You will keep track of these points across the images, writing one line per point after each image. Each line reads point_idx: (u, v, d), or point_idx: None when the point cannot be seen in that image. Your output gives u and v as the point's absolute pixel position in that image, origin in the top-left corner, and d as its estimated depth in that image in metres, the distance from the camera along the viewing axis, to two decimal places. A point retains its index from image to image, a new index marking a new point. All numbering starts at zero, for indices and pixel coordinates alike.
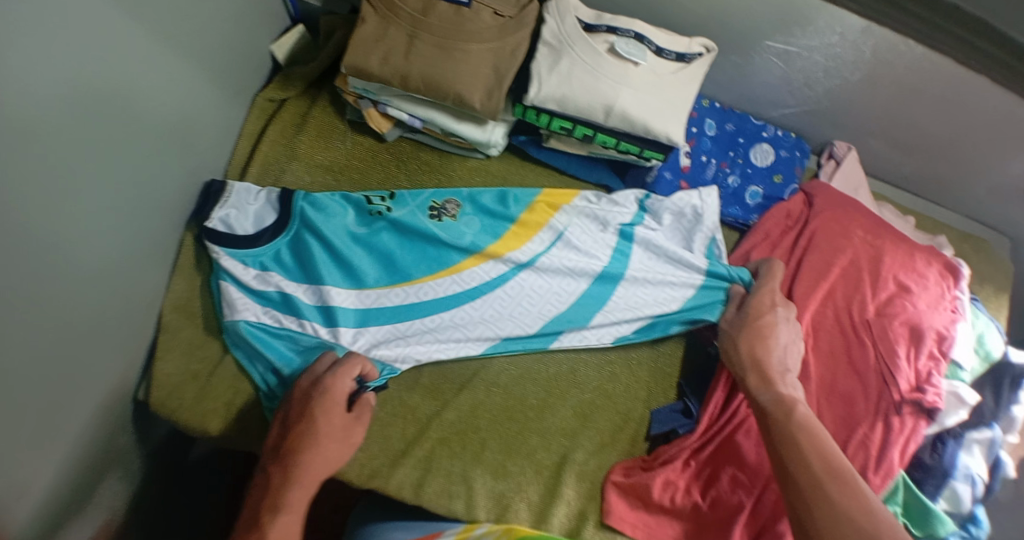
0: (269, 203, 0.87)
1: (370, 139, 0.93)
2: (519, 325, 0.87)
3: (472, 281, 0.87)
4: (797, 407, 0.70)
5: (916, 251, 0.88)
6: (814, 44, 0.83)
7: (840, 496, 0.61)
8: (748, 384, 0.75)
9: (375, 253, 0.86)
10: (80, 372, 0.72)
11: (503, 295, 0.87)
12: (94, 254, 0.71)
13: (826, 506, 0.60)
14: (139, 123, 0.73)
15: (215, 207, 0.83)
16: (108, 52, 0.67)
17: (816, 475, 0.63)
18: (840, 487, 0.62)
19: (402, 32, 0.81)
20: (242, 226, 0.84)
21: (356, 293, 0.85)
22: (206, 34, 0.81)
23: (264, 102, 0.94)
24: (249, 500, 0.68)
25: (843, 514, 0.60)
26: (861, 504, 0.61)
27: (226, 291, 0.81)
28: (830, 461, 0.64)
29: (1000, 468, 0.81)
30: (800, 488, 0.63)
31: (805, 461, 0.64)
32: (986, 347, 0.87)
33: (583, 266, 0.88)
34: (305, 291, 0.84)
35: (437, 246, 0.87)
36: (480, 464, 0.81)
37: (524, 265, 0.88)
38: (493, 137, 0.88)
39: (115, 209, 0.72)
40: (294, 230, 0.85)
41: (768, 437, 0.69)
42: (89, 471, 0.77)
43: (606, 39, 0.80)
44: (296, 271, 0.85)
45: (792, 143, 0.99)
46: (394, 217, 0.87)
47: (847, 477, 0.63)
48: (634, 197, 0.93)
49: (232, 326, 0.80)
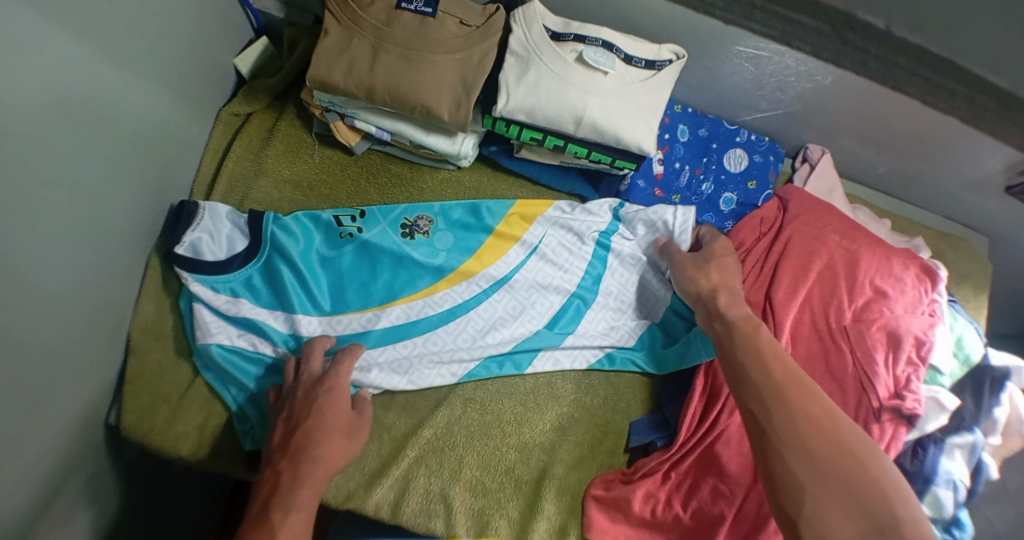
0: (238, 228, 0.85)
1: (339, 152, 0.92)
2: (495, 344, 0.85)
3: (445, 303, 0.86)
4: (761, 325, 0.73)
5: (892, 254, 0.87)
6: (781, 49, 0.80)
7: (798, 399, 0.64)
8: (718, 305, 0.78)
9: (346, 276, 0.85)
10: (42, 404, 0.69)
11: (477, 316, 0.86)
12: (51, 282, 0.68)
13: (785, 410, 0.63)
14: (91, 147, 0.70)
15: (186, 230, 0.80)
16: (49, 78, 0.63)
17: (775, 381, 0.66)
18: (798, 392, 0.65)
19: (365, 43, 0.80)
20: (212, 252, 0.82)
21: (328, 320, 0.83)
22: (164, 48, 0.78)
23: (229, 117, 0.92)
24: (254, 498, 0.66)
25: (799, 415, 0.63)
26: (819, 407, 0.64)
27: (199, 315, 0.80)
28: (787, 369, 0.67)
29: (982, 471, 0.81)
30: (762, 395, 0.65)
31: (765, 369, 0.68)
32: (966, 350, 0.86)
33: (557, 283, 0.89)
34: (277, 317, 0.82)
35: (409, 268, 0.86)
36: (459, 481, 0.79)
37: (497, 284, 0.88)
38: (463, 148, 0.86)
39: (69, 236, 0.69)
40: (265, 256, 0.83)
41: (731, 348, 0.72)
42: (57, 501, 0.74)
43: (574, 48, 0.78)
44: (267, 297, 0.83)
45: (766, 147, 0.99)
46: (366, 238, 0.86)
47: (804, 384, 0.66)
48: (608, 206, 0.93)
49: (204, 349, 0.79)
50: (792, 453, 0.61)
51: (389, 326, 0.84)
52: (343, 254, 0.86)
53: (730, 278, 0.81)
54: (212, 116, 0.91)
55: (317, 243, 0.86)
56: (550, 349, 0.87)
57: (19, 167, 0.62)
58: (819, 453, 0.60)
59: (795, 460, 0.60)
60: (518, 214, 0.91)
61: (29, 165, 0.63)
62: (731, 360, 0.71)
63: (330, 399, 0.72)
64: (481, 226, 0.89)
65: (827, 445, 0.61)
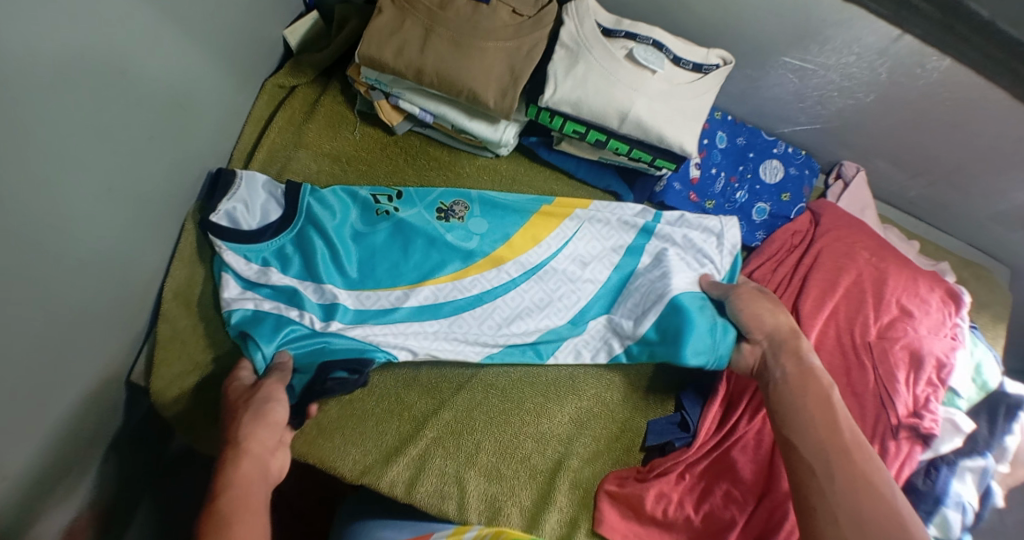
0: (273, 198, 0.85)
1: (380, 132, 0.93)
2: (518, 333, 0.85)
3: (473, 288, 0.86)
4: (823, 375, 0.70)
5: (919, 275, 0.89)
6: (831, 62, 0.83)
7: (864, 463, 0.61)
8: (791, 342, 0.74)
9: (378, 252, 0.85)
10: (73, 353, 0.69)
11: (504, 304, 0.87)
12: (92, 230, 0.68)
13: (850, 471, 0.60)
14: (145, 99, 0.71)
15: (221, 199, 0.80)
16: (118, 22, 0.65)
17: (844, 442, 0.63)
18: (862, 457, 0.62)
19: (418, 25, 0.81)
20: (247, 221, 0.82)
21: (356, 294, 0.83)
22: (220, 12, 0.79)
23: (274, 89, 0.93)
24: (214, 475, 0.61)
25: (863, 479, 0.60)
26: (879, 476, 0.60)
27: (225, 282, 0.79)
28: (853, 430, 0.64)
29: (989, 497, 0.82)
30: (828, 454, 0.62)
31: (834, 425, 0.64)
32: (983, 377, 0.87)
33: (584, 277, 0.90)
34: (307, 288, 0.81)
35: (442, 250, 0.87)
36: (474, 466, 0.79)
37: (527, 273, 0.88)
38: (505, 136, 0.87)
39: (114, 183, 0.70)
40: (299, 227, 0.84)
41: (798, 392, 0.68)
42: (73, 454, 0.73)
43: (625, 45, 0.80)
44: (297, 268, 0.82)
45: (802, 161, 1.00)
46: (401, 217, 0.87)
47: (866, 449, 0.63)
48: (639, 214, 0.93)
49: (225, 315, 0.78)
50: (849, 520, 0.57)
51: (417, 305, 0.84)
52: (378, 231, 0.86)
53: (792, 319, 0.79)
54: (257, 86, 0.92)
55: (353, 218, 0.86)
56: (573, 340, 0.87)
57: (81, 102, 0.63)
58: (875, 524, 0.56)
59: (848, 528, 0.57)
60: (554, 207, 0.91)
61: (90, 103, 0.64)
62: (786, 409, 0.67)
63: (267, 401, 0.68)
64: (515, 216, 0.90)
65: (887, 518, 0.57)
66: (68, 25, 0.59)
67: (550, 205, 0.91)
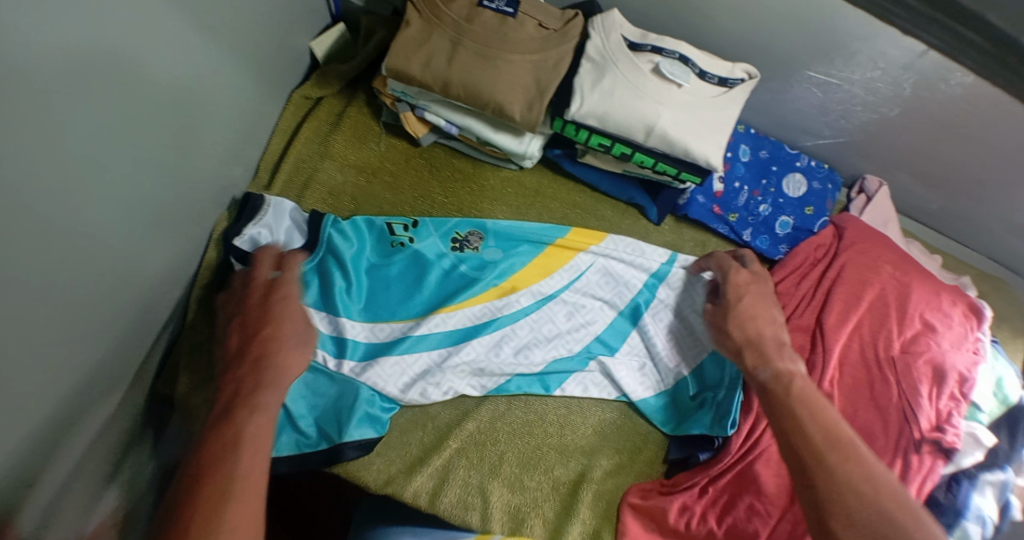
0: (296, 226, 0.85)
1: (405, 143, 0.94)
2: (525, 362, 0.85)
3: (484, 317, 0.85)
4: (794, 380, 0.68)
5: (942, 290, 0.88)
6: (855, 77, 0.84)
7: (841, 465, 0.59)
8: (746, 364, 0.73)
9: (391, 285, 0.85)
10: (106, 366, 0.70)
11: (515, 333, 0.86)
12: (123, 244, 0.69)
13: (829, 477, 0.59)
14: (175, 112, 0.72)
15: (248, 223, 0.80)
16: (151, 37, 0.65)
17: (816, 445, 0.61)
18: (840, 455, 0.60)
19: (446, 38, 0.81)
20: (270, 247, 0.81)
21: (369, 327, 0.83)
22: (249, 25, 0.80)
23: (300, 100, 0.94)
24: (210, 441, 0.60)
25: (842, 482, 0.58)
26: (860, 473, 0.59)
27: None
28: (829, 427, 0.63)
29: (1009, 510, 0.81)
30: (801, 459, 0.61)
31: (804, 431, 0.62)
32: (1003, 391, 0.86)
33: (598, 309, 0.89)
34: (322, 320, 0.81)
35: (457, 279, 0.87)
36: (497, 477, 0.80)
37: (538, 303, 0.88)
38: (530, 148, 0.88)
39: (144, 196, 0.70)
40: (319, 257, 0.84)
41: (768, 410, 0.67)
42: None
43: (651, 59, 0.80)
44: (314, 296, 0.82)
45: (825, 174, 1.00)
46: (417, 248, 0.87)
47: (845, 444, 0.61)
48: (659, 256, 0.92)
49: None
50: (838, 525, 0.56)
51: (428, 333, 0.83)
52: (393, 263, 0.86)
53: (757, 323, 0.76)
54: (283, 97, 0.93)
55: (368, 251, 0.86)
56: (579, 374, 0.86)
57: (115, 113, 0.63)
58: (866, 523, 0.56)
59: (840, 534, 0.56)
60: (569, 239, 0.91)
61: (123, 116, 0.65)
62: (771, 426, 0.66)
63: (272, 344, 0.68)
64: (529, 246, 0.90)
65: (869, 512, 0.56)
66: (106, 44, 0.60)
67: (564, 237, 0.91)
